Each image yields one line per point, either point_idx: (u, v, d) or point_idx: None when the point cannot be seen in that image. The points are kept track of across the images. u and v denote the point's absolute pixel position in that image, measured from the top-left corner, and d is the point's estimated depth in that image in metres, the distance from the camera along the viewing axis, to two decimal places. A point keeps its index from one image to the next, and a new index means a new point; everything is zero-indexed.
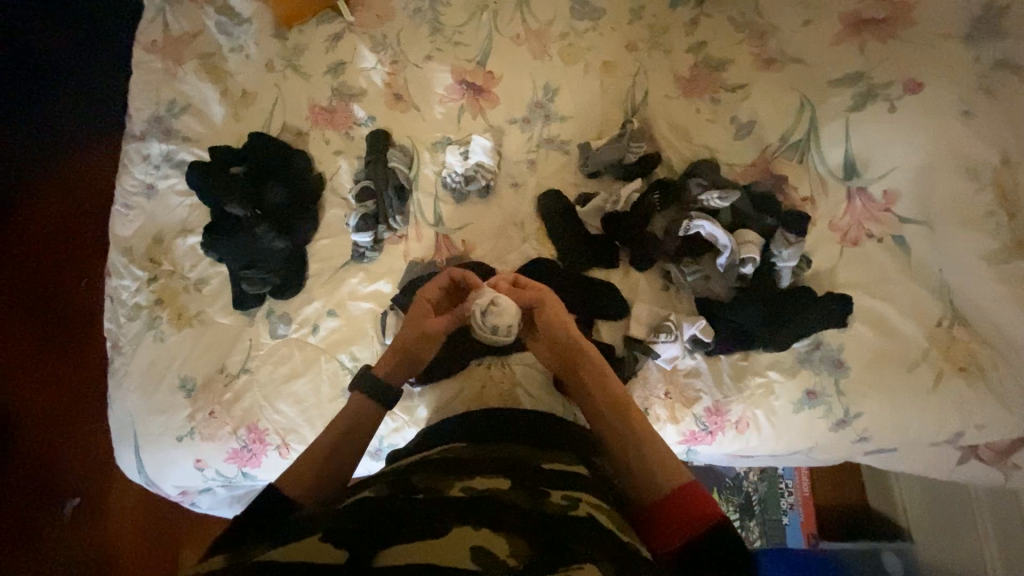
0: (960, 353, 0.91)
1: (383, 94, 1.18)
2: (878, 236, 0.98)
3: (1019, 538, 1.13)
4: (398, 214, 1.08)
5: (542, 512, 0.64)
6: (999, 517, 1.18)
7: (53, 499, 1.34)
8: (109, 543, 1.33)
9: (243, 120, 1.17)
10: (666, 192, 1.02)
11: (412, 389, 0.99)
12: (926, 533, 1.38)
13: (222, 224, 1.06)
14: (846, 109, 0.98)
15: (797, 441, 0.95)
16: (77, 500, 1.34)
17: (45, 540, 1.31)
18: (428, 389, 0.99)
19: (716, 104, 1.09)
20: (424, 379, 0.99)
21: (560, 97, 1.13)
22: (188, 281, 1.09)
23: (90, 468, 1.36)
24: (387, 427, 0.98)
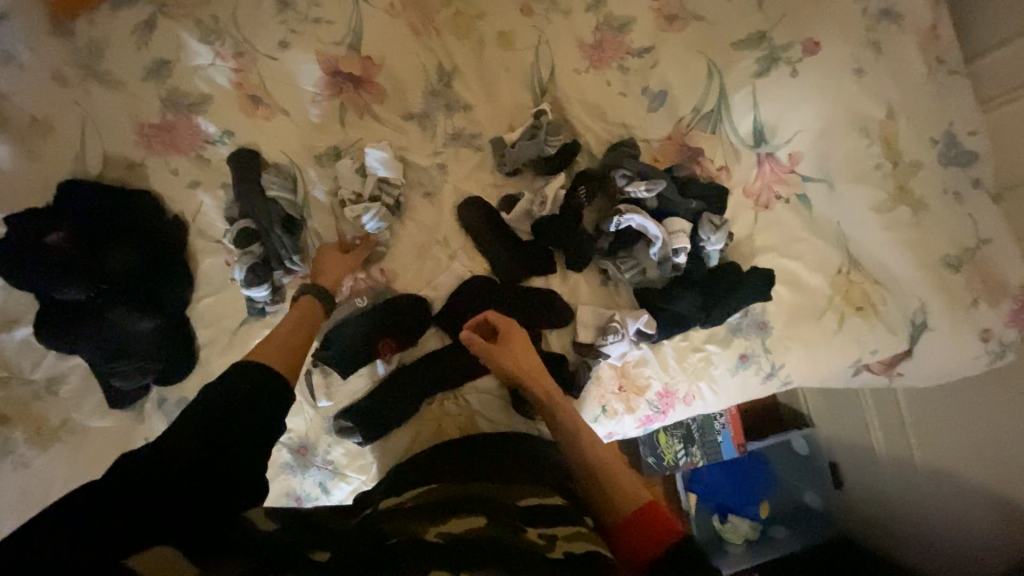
0: (857, 294, 1.02)
1: (235, 99, 0.93)
2: (785, 197, 1.02)
3: (891, 412, 1.43)
4: (294, 254, 0.90)
5: (521, 550, 0.56)
6: (879, 400, 1.46)
7: None
8: None
9: (47, 159, 0.85)
10: (592, 184, 0.95)
11: (361, 448, 0.89)
12: (827, 420, 1.67)
13: (57, 315, 0.80)
14: (752, 75, 0.96)
15: (735, 399, 1.03)
16: None
17: None
18: (379, 444, 0.90)
19: (626, 73, 1.01)
20: (372, 435, 0.89)
21: (458, 84, 0.99)
22: (35, 386, 0.85)
23: None
24: (343, 490, 0.90)
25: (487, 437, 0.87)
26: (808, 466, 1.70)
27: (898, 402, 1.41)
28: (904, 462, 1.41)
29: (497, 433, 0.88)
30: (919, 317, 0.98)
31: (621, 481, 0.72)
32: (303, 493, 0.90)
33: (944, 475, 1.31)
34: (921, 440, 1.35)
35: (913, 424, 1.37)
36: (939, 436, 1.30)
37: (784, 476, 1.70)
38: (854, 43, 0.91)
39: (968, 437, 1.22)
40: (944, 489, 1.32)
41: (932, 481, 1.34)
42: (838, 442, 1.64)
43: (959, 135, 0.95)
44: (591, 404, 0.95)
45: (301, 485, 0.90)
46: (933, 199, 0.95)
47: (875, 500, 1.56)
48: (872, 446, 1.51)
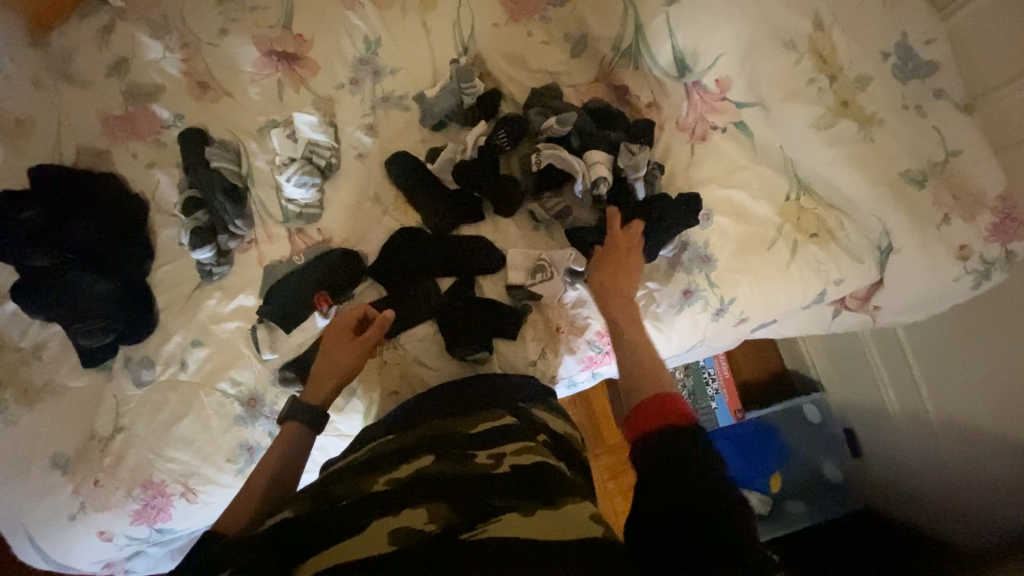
0: (809, 221, 0.96)
1: (185, 85, 1.02)
2: (722, 126, 0.98)
3: (903, 363, 1.22)
4: (238, 218, 0.97)
5: (467, 475, 0.55)
6: (885, 348, 1.26)
7: None
8: None
9: (27, 153, 0.98)
10: (512, 129, 0.98)
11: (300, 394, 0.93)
12: (836, 383, 1.45)
13: (29, 280, 0.91)
14: (664, 3, 0.95)
15: (687, 340, 0.99)
16: None
17: None
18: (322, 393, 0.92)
19: (547, 24, 1.07)
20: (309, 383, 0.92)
21: (384, 49, 1.04)
22: (23, 352, 0.95)
23: None
24: None
25: (448, 386, 0.84)
26: (827, 438, 1.45)
27: (903, 350, 1.21)
28: (918, 416, 1.20)
29: (459, 379, 0.86)
30: (885, 241, 0.92)
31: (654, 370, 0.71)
32: (254, 444, 0.93)
33: (960, 430, 1.10)
34: (932, 389, 1.15)
35: (922, 372, 1.17)
36: (951, 376, 1.10)
37: (799, 450, 1.46)
38: None
39: (987, 371, 1.02)
40: (960, 445, 1.11)
41: (954, 435, 1.12)
42: (856, 408, 1.40)
43: (913, 46, 0.90)
44: (529, 345, 0.95)
45: (252, 436, 0.93)
46: (888, 114, 0.88)
47: (898, 470, 1.31)
48: (885, 403, 1.29)
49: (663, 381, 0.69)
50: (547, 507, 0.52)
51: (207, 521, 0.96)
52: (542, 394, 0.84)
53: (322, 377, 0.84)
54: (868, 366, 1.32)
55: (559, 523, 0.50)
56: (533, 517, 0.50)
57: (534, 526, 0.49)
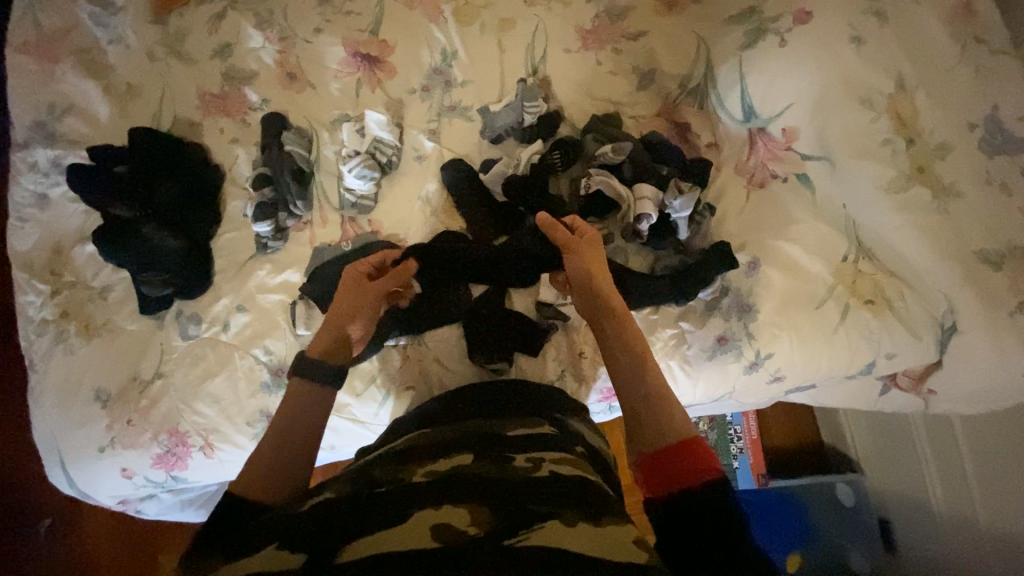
0: (866, 286, 0.89)
1: (275, 74, 1.12)
2: (783, 175, 0.96)
3: (958, 465, 1.09)
4: (299, 200, 1.03)
5: (506, 478, 0.50)
6: (938, 442, 1.14)
7: (23, 519, 1.23)
8: (90, 556, 1.25)
9: (132, 116, 1.10)
10: (566, 152, 1.01)
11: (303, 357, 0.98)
12: (877, 467, 1.33)
13: (110, 228, 1.01)
14: (740, 47, 0.97)
15: (715, 389, 0.95)
16: (50, 519, 1.24)
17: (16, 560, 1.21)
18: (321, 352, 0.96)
19: (618, 55, 1.08)
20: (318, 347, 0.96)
21: (459, 62, 1.09)
22: (92, 290, 1.03)
23: (27, 484, 1.24)
24: (345, 419, 0.95)
25: (485, 388, 0.78)
26: (863, 526, 1.30)
27: (958, 444, 1.09)
28: (966, 525, 1.07)
29: (499, 380, 0.82)
30: (949, 319, 0.84)
31: (677, 411, 0.68)
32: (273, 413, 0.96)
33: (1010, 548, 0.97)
34: (988, 498, 1.02)
35: (977, 478, 1.04)
36: (1004, 485, 0.98)
37: (828, 532, 1.33)
38: (852, 12, 0.88)
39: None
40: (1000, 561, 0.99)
41: (1001, 552, 0.99)
42: (897, 499, 1.28)
43: (1003, 122, 0.81)
44: (549, 365, 0.94)
45: (272, 404, 0.96)
46: (969, 187, 0.82)
47: None
48: (930, 504, 1.17)
49: (685, 421, 0.67)
50: (589, 520, 0.46)
51: (218, 477, 1.00)
52: (575, 406, 0.77)
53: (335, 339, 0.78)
54: (918, 460, 1.20)
55: (606, 540, 0.43)
56: (577, 528, 0.44)
57: (580, 538, 0.42)
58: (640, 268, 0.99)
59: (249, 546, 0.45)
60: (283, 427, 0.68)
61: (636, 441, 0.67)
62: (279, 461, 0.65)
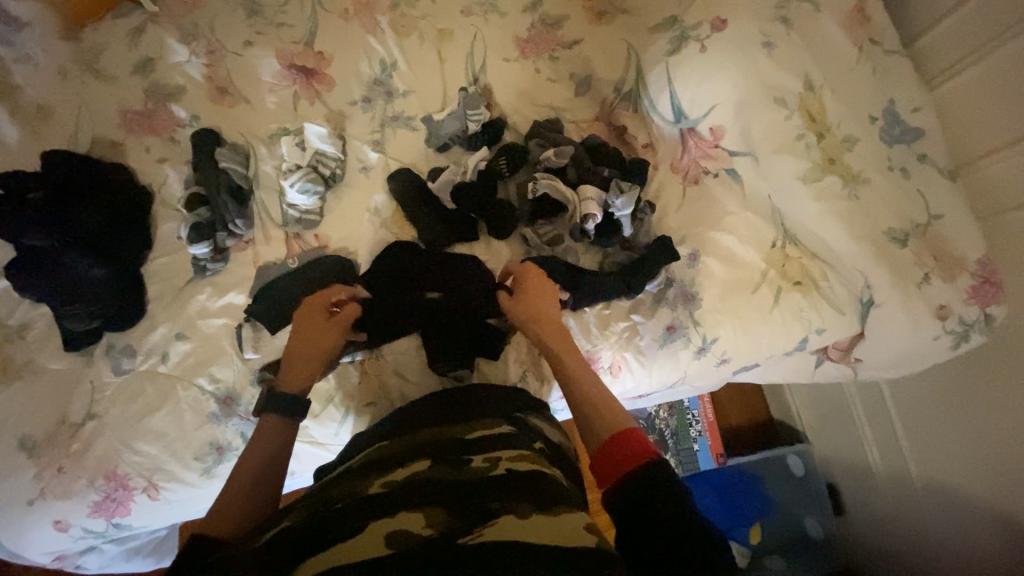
0: (794, 269, 0.96)
1: (205, 88, 1.07)
2: (714, 171, 1.02)
3: (888, 426, 1.19)
4: (239, 218, 0.99)
5: (460, 479, 0.50)
6: (869, 406, 1.24)
7: None
8: None
9: (44, 138, 1.02)
10: (512, 157, 1.03)
11: (253, 380, 0.93)
12: (822, 438, 1.43)
13: (25, 260, 0.93)
14: (665, 54, 1.03)
15: (669, 376, 0.99)
16: None
17: None
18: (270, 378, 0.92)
19: (555, 62, 1.12)
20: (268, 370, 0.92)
21: (399, 72, 1.09)
22: (8, 329, 0.95)
23: None
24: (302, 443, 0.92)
25: (443, 396, 0.78)
26: (812, 492, 1.41)
27: (888, 407, 1.19)
28: (902, 480, 1.18)
29: (454, 387, 0.82)
30: (866, 294, 0.93)
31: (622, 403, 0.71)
32: (224, 444, 0.92)
33: (946, 496, 1.06)
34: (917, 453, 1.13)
35: (906, 435, 1.15)
36: (931, 439, 1.09)
37: (785, 502, 1.42)
38: (762, 19, 0.96)
39: (971, 452, 0.99)
40: (938, 509, 1.09)
41: (934, 504, 1.10)
42: (841, 464, 1.38)
43: (899, 112, 0.94)
44: (510, 367, 0.95)
45: (223, 435, 0.92)
46: (874, 174, 0.91)
47: (877, 533, 1.28)
48: (869, 463, 1.27)
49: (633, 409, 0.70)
50: (542, 510, 0.47)
51: (168, 517, 0.94)
52: (533, 404, 0.79)
53: (306, 369, 0.79)
54: (855, 425, 1.30)
55: (556, 529, 0.45)
56: (529, 520, 0.45)
57: (531, 529, 0.44)
58: (591, 266, 1.03)
59: None
60: (250, 461, 0.66)
61: (589, 432, 0.69)
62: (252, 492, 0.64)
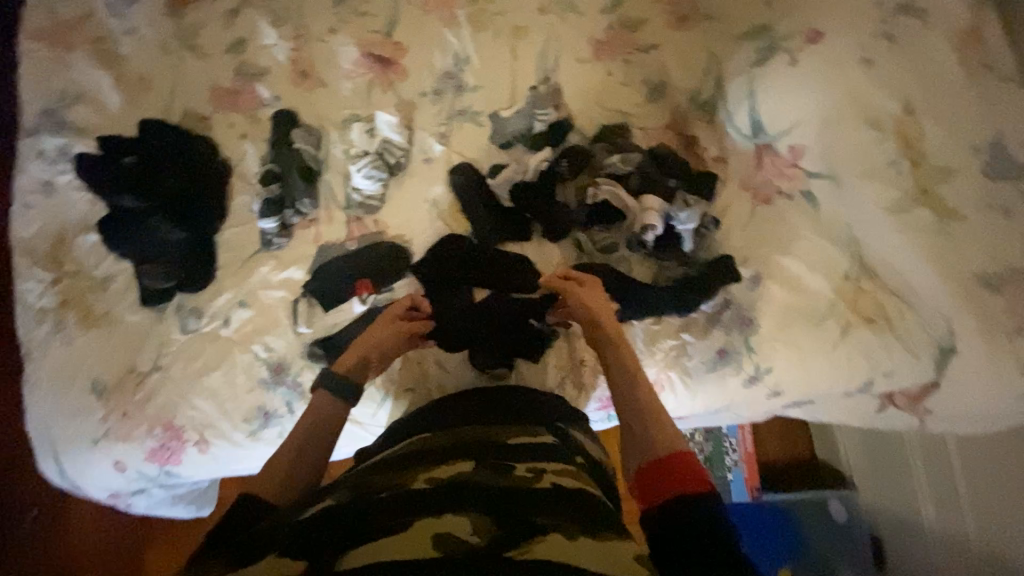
0: (867, 304, 0.90)
1: (288, 71, 1.12)
2: (788, 192, 0.97)
3: (950, 486, 1.09)
4: (306, 197, 1.04)
5: (506, 487, 0.49)
6: (929, 460, 1.14)
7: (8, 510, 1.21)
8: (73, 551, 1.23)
9: (142, 107, 1.10)
10: (575, 160, 1.03)
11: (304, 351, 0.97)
12: (871, 487, 1.33)
13: (115, 217, 1.02)
14: (750, 65, 0.99)
15: (715, 401, 0.95)
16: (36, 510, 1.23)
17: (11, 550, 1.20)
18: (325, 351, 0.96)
19: (630, 66, 1.09)
20: (322, 345, 0.97)
21: (471, 67, 1.10)
22: (94, 280, 1.02)
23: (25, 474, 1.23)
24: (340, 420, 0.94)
25: (485, 394, 0.78)
26: (854, 541, 1.31)
27: (953, 464, 1.08)
28: (958, 543, 1.07)
29: (496, 386, 0.82)
30: (947, 340, 0.84)
31: (667, 426, 0.69)
32: (270, 410, 0.96)
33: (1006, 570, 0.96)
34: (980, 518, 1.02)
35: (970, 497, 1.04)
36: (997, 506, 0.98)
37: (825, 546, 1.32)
38: (862, 35, 0.90)
39: None
40: None
41: None
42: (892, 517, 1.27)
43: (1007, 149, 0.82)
44: (550, 372, 0.94)
45: (270, 402, 0.96)
46: (973, 210, 0.82)
47: None
48: (923, 520, 1.17)
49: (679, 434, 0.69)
50: (589, 534, 0.46)
51: (212, 472, 1.00)
52: (573, 414, 0.77)
53: (355, 350, 0.85)
54: (910, 477, 1.20)
55: (605, 558, 0.44)
56: (576, 542, 0.44)
57: (579, 554, 0.43)
58: (644, 278, 0.99)
59: (250, 552, 0.45)
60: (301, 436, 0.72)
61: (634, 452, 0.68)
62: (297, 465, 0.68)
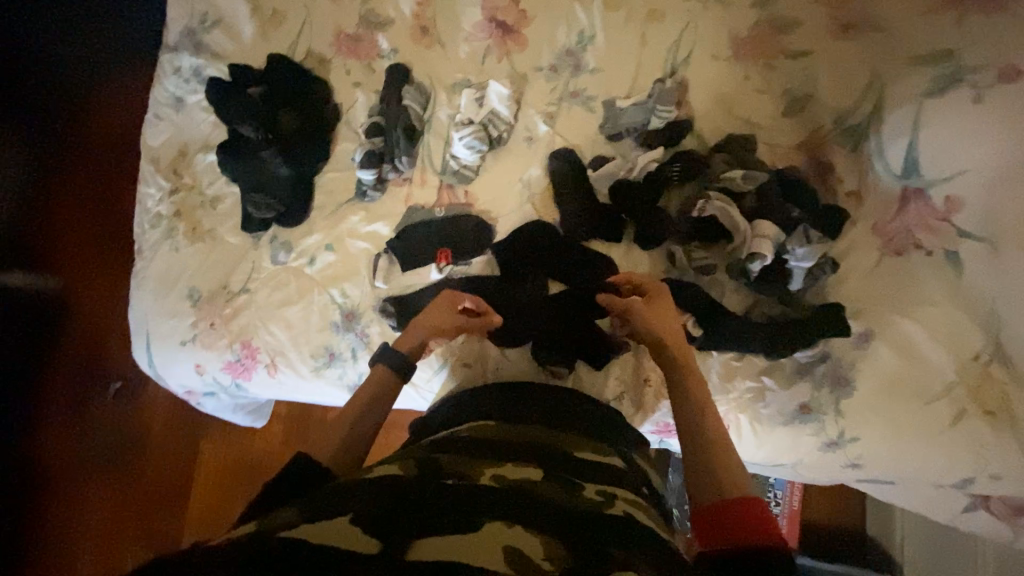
0: (989, 395, 0.76)
1: (410, 25, 1.11)
2: (928, 249, 0.84)
3: None
4: (404, 155, 1.04)
5: (576, 510, 0.47)
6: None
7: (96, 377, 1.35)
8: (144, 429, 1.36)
9: (271, 40, 1.14)
10: (688, 165, 0.95)
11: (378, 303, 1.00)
12: None
13: (233, 143, 1.08)
14: (919, 95, 0.86)
15: (781, 455, 0.88)
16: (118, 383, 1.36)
17: (95, 412, 1.35)
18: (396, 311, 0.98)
19: (771, 73, 0.98)
20: (396, 302, 0.98)
21: (595, 47, 1.04)
22: (205, 197, 1.09)
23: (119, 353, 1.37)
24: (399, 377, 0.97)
25: (549, 394, 0.76)
26: None
27: None
28: None
29: (562, 388, 0.79)
30: None
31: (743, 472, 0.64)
32: (336, 352, 1.00)
33: None
34: None
35: None
36: None
37: None
38: None
39: None
40: None
41: None
42: None
43: None
44: (610, 383, 0.91)
45: (338, 345, 1.00)
46: None
47: None
48: None
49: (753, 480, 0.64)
50: None
51: (275, 395, 1.07)
52: (635, 436, 0.74)
53: (415, 333, 0.85)
54: None
55: None
56: None
57: None
58: (735, 307, 0.92)
59: (324, 504, 0.45)
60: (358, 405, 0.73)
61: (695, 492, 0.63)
62: (355, 426, 0.71)
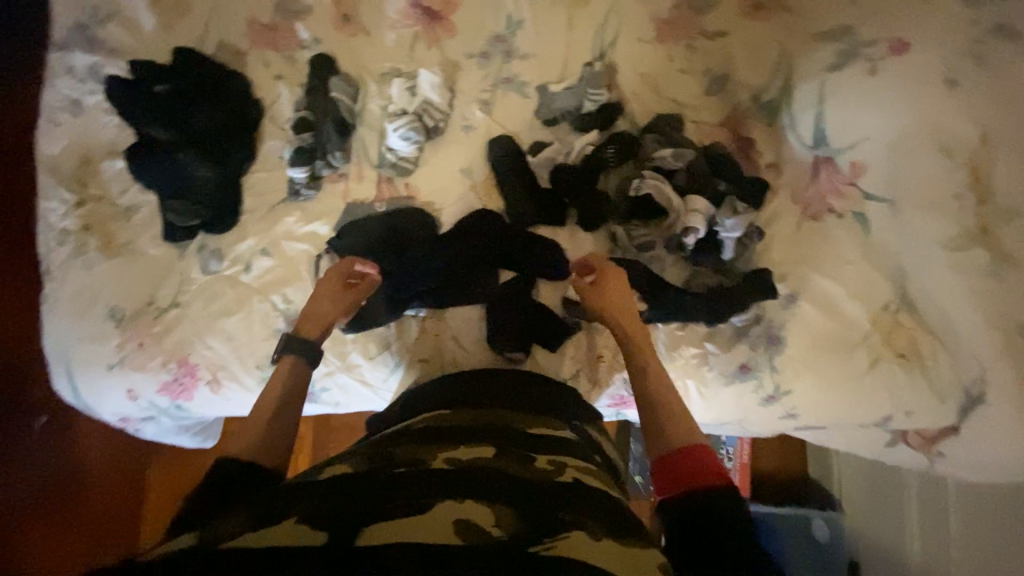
0: (902, 340, 0.85)
1: (330, 12, 1.06)
2: (840, 211, 0.91)
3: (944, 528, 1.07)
4: (338, 150, 1.00)
5: (528, 478, 0.49)
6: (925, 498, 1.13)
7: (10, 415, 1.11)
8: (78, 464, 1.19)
9: (177, 33, 1.05)
10: (621, 147, 0.98)
11: None
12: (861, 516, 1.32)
13: (145, 147, 1.00)
14: (825, 68, 0.92)
15: (726, 414, 0.94)
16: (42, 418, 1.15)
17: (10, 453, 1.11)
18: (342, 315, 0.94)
19: (692, 53, 1.02)
20: None
21: (523, 32, 1.03)
22: (118, 208, 1.00)
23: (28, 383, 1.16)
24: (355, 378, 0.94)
25: (502, 376, 0.77)
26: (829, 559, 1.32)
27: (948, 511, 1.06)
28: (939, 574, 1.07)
29: (515, 371, 0.80)
30: (976, 388, 0.78)
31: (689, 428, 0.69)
32: None
33: None
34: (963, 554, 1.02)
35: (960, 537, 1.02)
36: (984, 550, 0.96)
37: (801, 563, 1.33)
38: (951, 52, 0.82)
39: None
40: None
41: None
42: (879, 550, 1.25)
43: None
44: (565, 363, 0.93)
45: None
46: None
47: None
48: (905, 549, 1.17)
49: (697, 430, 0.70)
50: (614, 536, 0.45)
51: (220, 411, 1.01)
52: (588, 410, 0.76)
53: (318, 319, 0.87)
54: (901, 512, 1.19)
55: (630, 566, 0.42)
56: (601, 542, 0.43)
57: (603, 554, 0.41)
58: (675, 280, 0.97)
59: (266, 508, 0.44)
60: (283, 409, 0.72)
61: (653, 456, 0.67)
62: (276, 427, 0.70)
